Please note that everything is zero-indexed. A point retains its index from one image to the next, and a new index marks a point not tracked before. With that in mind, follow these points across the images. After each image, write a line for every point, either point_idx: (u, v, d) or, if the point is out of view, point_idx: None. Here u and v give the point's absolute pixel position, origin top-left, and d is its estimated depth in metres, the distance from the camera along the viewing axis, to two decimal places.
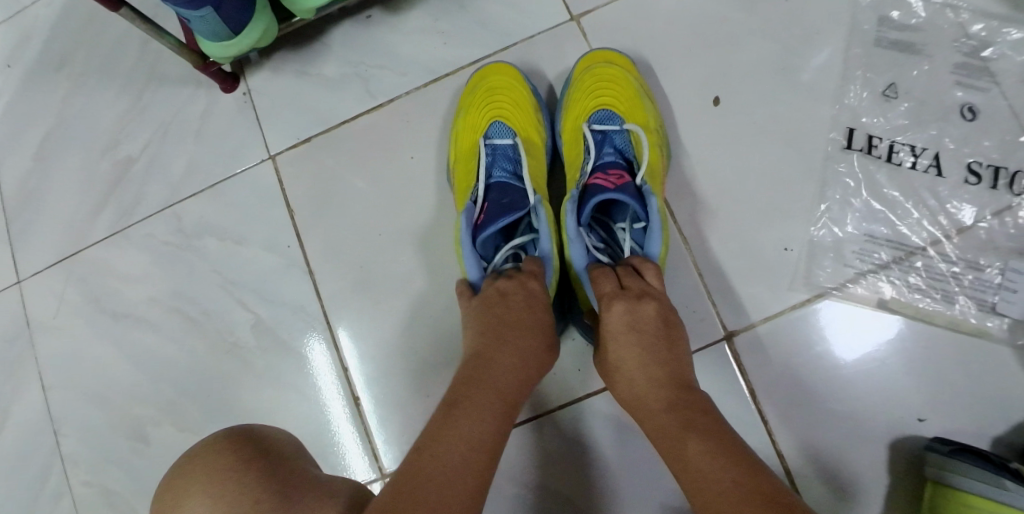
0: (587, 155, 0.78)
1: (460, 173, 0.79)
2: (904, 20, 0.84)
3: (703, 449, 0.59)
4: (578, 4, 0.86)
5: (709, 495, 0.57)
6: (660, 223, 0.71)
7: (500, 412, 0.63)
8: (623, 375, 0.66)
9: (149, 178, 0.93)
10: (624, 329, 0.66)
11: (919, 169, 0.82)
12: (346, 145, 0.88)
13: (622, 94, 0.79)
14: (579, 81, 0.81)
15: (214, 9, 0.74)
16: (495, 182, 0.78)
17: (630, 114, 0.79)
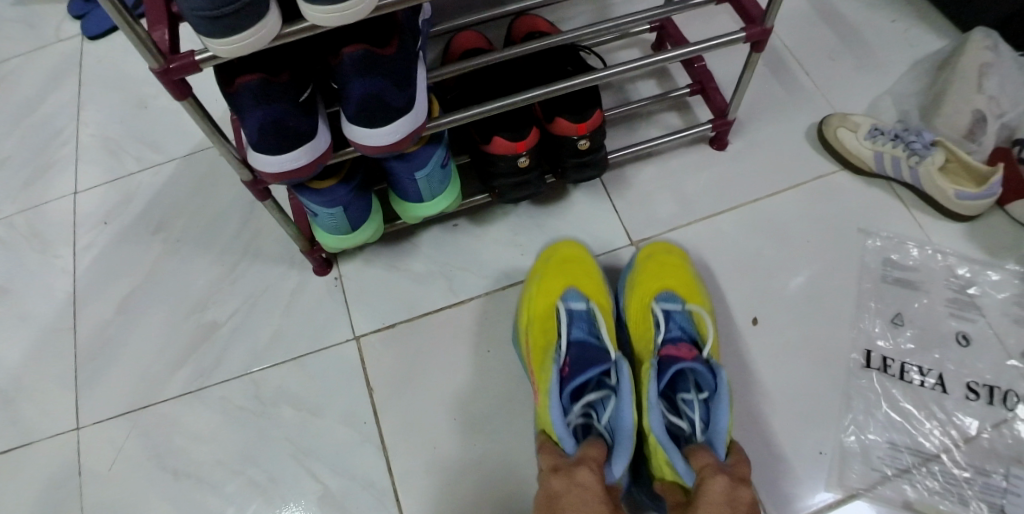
0: (656, 330, 0.89)
1: (540, 331, 0.89)
2: (902, 261, 1.02)
3: None
4: (637, 232, 1.03)
5: None
6: (726, 393, 0.79)
7: None
8: None
9: (232, 343, 1.00)
10: (721, 503, 0.70)
11: (927, 386, 0.95)
12: (427, 333, 0.98)
13: (682, 279, 0.94)
14: (643, 266, 0.95)
15: (343, 208, 0.88)
16: (574, 339, 0.88)
17: (690, 297, 0.92)
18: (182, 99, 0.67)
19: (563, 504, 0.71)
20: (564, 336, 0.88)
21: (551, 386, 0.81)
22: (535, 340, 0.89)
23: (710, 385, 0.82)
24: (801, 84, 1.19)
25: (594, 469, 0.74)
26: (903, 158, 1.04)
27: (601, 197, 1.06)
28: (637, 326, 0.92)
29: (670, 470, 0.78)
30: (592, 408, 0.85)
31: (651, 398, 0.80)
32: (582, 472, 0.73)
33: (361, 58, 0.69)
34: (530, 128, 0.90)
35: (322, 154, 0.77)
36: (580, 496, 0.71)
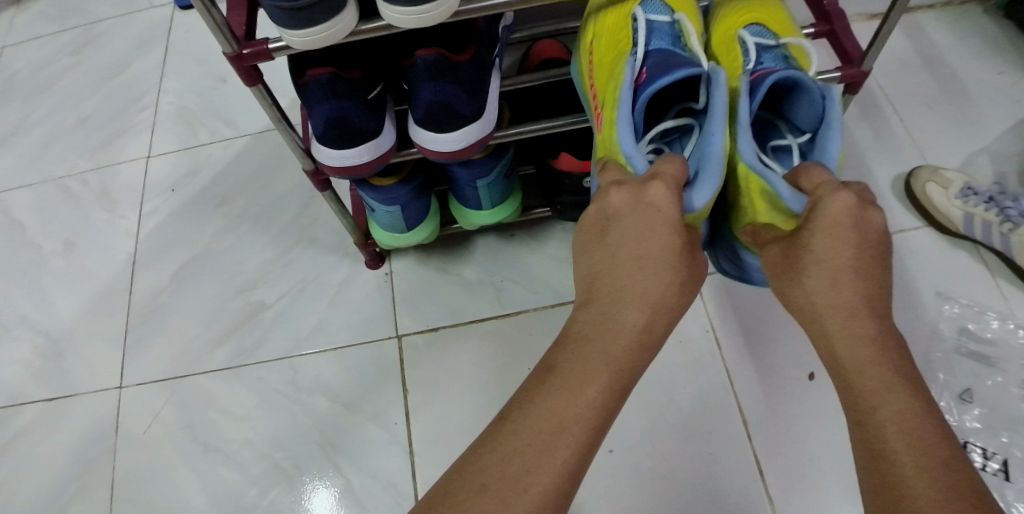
0: (746, 60, 0.71)
1: (609, 51, 0.72)
2: (981, 333, 0.95)
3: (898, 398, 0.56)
4: None
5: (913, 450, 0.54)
6: (838, 123, 0.64)
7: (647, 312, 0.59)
8: (818, 290, 0.59)
9: (276, 326, 1.02)
10: (843, 219, 0.58)
11: (989, 472, 0.88)
12: (469, 341, 0.97)
13: (771, 17, 0.75)
14: (730, 5, 0.76)
15: (401, 208, 0.87)
16: (653, 49, 0.70)
17: (783, 31, 0.75)
18: (252, 86, 0.67)
19: (620, 225, 0.61)
20: (639, 47, 0.70)
21: (618, 101, 0.66)
22: (604, 59, 0.73)
23: (814, 116, 0.66)
24: (893, 130, 1.12)
25: (670, 188, 0.60)
26: (995, 223, 0.97)
27: None
28: (720, 56, 0.74)
29: (769, 211, 0.62)
30: (666, 144, 0.71)
31: (741, 118, 0.64)
32: (666, 166, 0.61)
33: (434, 63, 0.67)
34: None
35: (382, 153, 0.76)
36: (651, 213, 0.60)
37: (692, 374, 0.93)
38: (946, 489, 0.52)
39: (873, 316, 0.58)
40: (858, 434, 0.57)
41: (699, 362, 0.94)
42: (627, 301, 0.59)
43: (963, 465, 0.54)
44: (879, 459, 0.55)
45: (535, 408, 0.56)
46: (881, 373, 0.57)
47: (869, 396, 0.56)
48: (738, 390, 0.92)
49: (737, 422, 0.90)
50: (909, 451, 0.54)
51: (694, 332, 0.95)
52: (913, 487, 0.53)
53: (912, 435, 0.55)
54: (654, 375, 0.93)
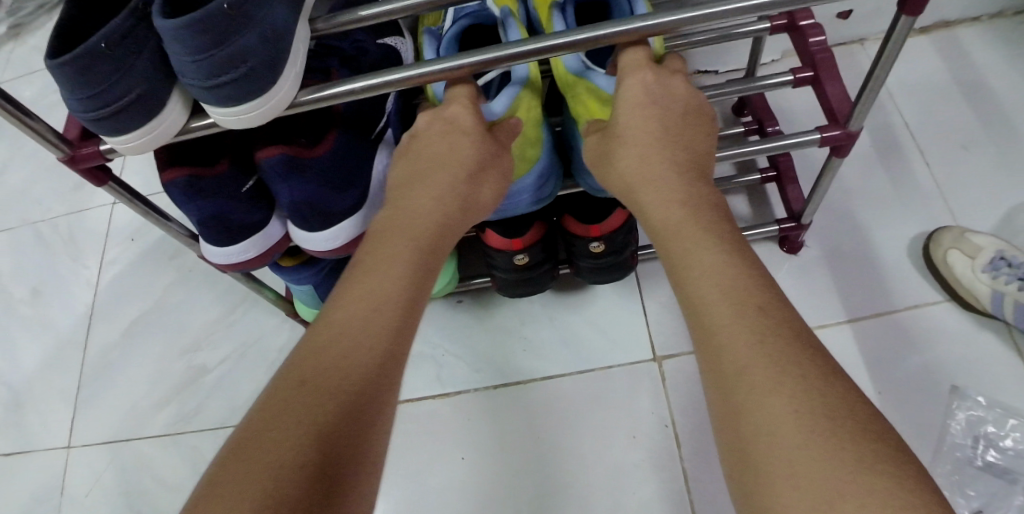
0: None
1: None
2: (1000, 441, 0.79)
3: (717, 257, 0.51)
4: (663, 345, 0.86)
5: (739, 337, 0.47)
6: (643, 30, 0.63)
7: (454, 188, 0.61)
8: (631, 151, 0.59)
9: (215, 391, 0.97)
10: (643, 95, 0.60)
11: None
12: (403, 424, 0.87)
13: None
14: None
15: (313, 286, 0.79)
16: None
17: None
18: (101, 185, 0.63)
19: (432, 137, 0.63)
20: None
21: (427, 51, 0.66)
22: None
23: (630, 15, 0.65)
24: (916, 180, 0.95)
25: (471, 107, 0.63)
26: None
27: (629, 295, 0.90)
28: None
29: (595, 105, 0.64)
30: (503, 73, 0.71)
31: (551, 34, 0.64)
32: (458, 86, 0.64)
33: (280, 163, 0.59)
34: (531, 224, 0.75)
35: (275, 242, 0.68)
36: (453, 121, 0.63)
37: (643, 475, 0.80)
38: (786, 381, 0.45)
39: (681, 177, 0.57)
40: (698, 340, 0.50)
41: (656, 461, 0.81)
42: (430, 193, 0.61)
43: (802, 347, 0.46)
44: (722, 366, 0.47)
45: (347, 303, 0.53)
46: (707, 259, 0.51)
47: (703, 292, 0.50)
48: (694, 495, 0.78)
49: None
50: (749, 341, 0.46)
51: (650, 427, 0.82)
52: (755, 385, 0.45)
53: (745, 327, 0.47)
54: (601, 470, 0.81)
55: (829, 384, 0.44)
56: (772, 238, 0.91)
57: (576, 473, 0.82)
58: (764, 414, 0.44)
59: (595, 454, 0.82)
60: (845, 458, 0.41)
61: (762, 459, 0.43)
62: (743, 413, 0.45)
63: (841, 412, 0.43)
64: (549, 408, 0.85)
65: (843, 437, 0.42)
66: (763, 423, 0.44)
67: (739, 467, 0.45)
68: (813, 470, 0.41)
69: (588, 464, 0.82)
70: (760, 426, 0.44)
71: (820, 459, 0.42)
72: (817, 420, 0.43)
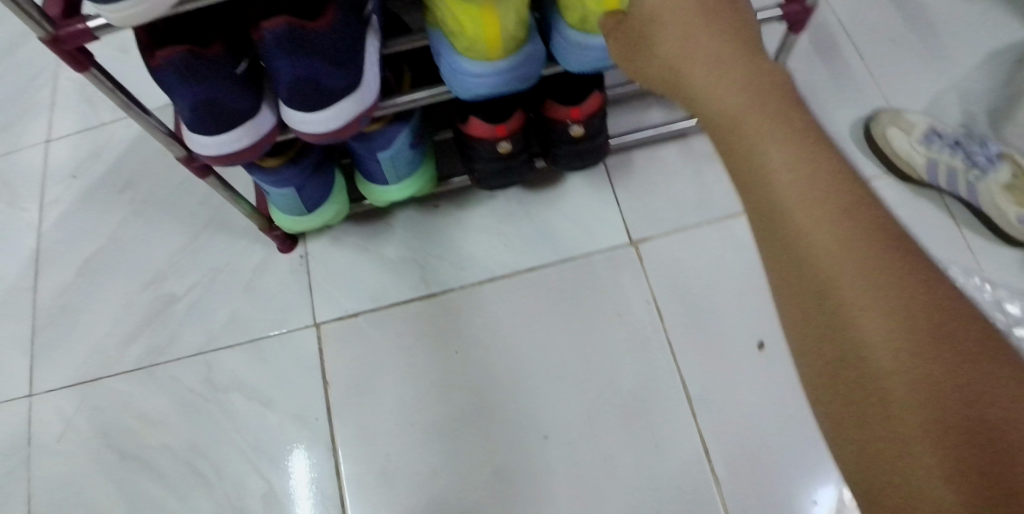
0: None
1: None
2: None
3: (790, 156, 0.39)
4: (637, 230, 0.89)
5: (830, 258, 0.37)
6: None
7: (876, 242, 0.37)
8: (681, 52, 0.47)
9: (188, 320, 0.94)
10: None
11: None
12: (393, 324, 0.88)
13: None
14: None
15: (296, 189, 0.77)
16: None
17: None
18: (83, 72, 0.59)
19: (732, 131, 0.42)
20: None
21: None
22: None
23: None
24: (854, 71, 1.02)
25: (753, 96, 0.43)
26: (962, 171, 0.89)
27: (602, 186, 0.92)
28: None
29: None
30: None
31: None
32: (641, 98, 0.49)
33: (286, 35, 0.57)
34: (512, 112, 0.77)
35: (267, 133, 0.66)
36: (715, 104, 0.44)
37: (630, 350, 0.85)
38: (882, 294, 0.36)
39: (731, 54, 0.44)
40: (770, 256, 0.40)
41: (640, 336, 0.85)
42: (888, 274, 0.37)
43: (906, 262, 0.37)
44: (798, 283, 0.39)
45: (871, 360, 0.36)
46: (774, 159, 0.39)
47: (773, 202, 0.39)
48: (681, 365, 0.84)
49: (681, 399, 0.83)
50: (831, 255, 0.37)
51: (633, 305, 0.86)
52: (842, 300, 0.37)
53: (832, 233, 0.37)
54: (593, 351, 0.85)
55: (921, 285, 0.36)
56: None
57: (569, 357, 0.85)
58: (851, 336, 0.37)
59: (583, 337, 0.86)
60: (948, 386, 0.35)
61: (841, 380, 0.37)
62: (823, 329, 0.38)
63: (942, 323, 0.36)
64: (536, 298, 0.87)
65: (943, 347, 0.35)
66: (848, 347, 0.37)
67: (836, 397, 0.38)
68: (930, 407, 0.35)
69: (577, 345, 0.85)
70: (851, 349, 0.37)
71: (922, 388, 0.35)
72: (913, 334, 0.36)
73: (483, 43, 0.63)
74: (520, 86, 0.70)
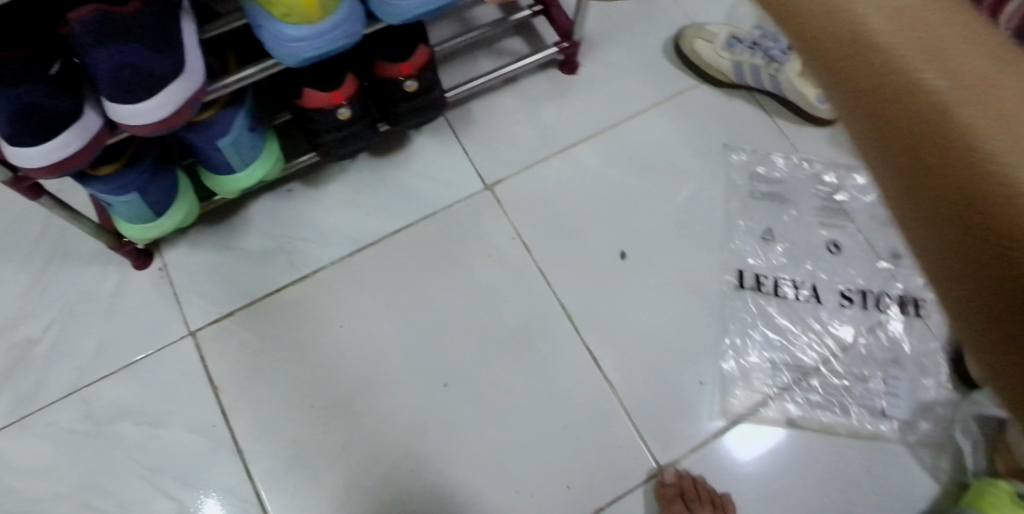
0: None
1: None
2: (770, 175, 0.98)
3: None
4: (491, 175, 0.93)
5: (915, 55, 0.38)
6: None
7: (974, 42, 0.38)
8: None
9: (52, 361, 0.87)
10: None
11: (801, 300, 0.93)
12: (271, 316, 0.88)
13: None
14: None
15: (139, 194, 0.75)
16: None
17: None
18: None
19: None
20: None
21: None
22: None
23: None
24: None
25: None
26: (764, 67, 0.97)
27: (449, 140, 0.95)
28: None
29: None
30: None
31: None
32: None
33: (95, 24, 0.58)
34: (344, 76, 0.78)
35: (96, 134, 0.63)
36: None
37: (507, 285, 0.89)
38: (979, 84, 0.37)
39: None
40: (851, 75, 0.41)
41: (513, 270, 0.90)
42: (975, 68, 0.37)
43: (1004, 64, 0.38)
44: (885, 92, 0.39)
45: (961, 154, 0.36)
46: None
47: (856, 18, 0.40)
48: (556, 287, 0.89)
49: (562, 318, 0.88)
50: (909, 58, 0.38)
51: (501, 244, 0.90)
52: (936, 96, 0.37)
53: (902, 36, 0.39)
54: (474, 295, 0.89)
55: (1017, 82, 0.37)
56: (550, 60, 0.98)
57: (453, 305, 0.88)
58: (926, 120, 0.37)
59: (462, 283, 0.89)
60: (1004, 159, 0.35)
61: (905, 174, 0.39)
62: (881, 121, 0.39)
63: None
64: (409, 257, 0.90)
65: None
66: (914, 139, 0.38)
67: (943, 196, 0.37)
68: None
69: (457, 292, 0.89)
70: (949, 140, 0.37)
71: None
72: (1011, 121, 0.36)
73: (298, 3, 0.65)
74: (347, 43, 0.71)
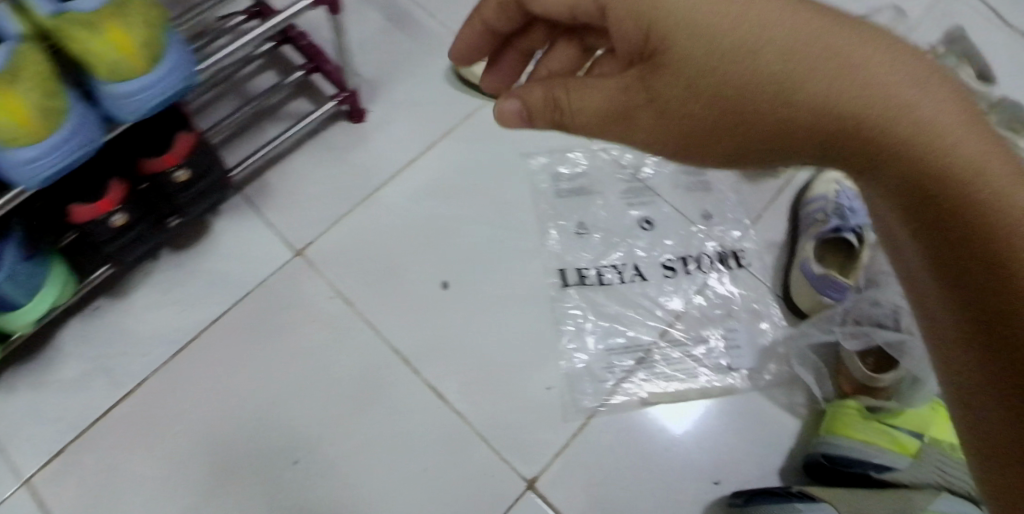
0: None
1: None
2: (571, 171, 1.01)
3: (823, 82, 0.49)
4: (299, 240, 0.94)
5: (950, 142, 0.45)
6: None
7: (958, 131, 0.46)
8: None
9: None
10: None
11: (626, 282, 0.96)
12: (105, 442, 0.84)
13: None
14: None
15: None
16: None
17: None
18: None
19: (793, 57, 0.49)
20: None
21: None
22: None
23: None
24: (418, 15, 1.10)
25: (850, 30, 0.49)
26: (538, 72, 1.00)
27: (251, 218, 0.95)
28: None
29: (91, 43, 0.63)
30: None
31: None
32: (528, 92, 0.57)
33: None
34: (108, 183, 0.77)
35: None
36: (739, 63, 0.50)
37: (337, 344, 0.89)
38: (992, 167, 0.44)
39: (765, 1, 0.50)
40: (892, 142, 0.47)
41: (340, 327, 0.90)
42: (984, 159, 0.44)
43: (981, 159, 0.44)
44: (916, 164, 0.46)
45: (991, 215, 0.42)
46: (878, 61, 0.48)
47: (903, 112, 0.47)
48: (385, 332, 0.90)
49: (397, 361, 0.89)
50: (945, 135, 0.46)
51: (322, 305, 0.90)
52: (960, 168, 0.44)
53: (937, 115, 0.47)
54: (305, 362, 0.88)
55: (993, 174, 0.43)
56: (333, 114, 1.00)
57: (288, 380, 0.87)
58: (954, 187, 0.44)
59: (291, 354, 0.88)
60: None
61: (935, 226, 0.44)
62: (913, 184, 0.46)
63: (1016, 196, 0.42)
64: (235, 342, 0.88)
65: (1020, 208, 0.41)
66: (940, 203, 0.44)
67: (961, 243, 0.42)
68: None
69: (288, 365, 0.88)
70: (973, 197, 0.43)
71: None
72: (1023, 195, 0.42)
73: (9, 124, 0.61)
74: (84, 152, 0.68)
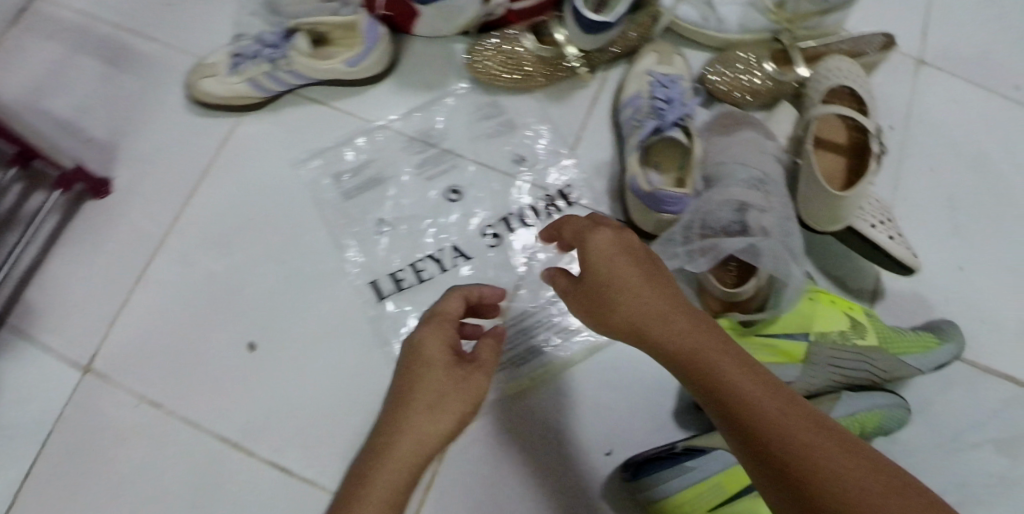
0: None
1: None
2: (349, 163, 0.87)
3: (684, 326, 0.56)
4: (81, 354, 0.82)
5: (760, 398, 0.52)
6: None
7: (799, 415, 0.51)
8: (620, 300, 0.58)
9: None
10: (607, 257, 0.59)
11: (449, 269, 0.84)
12: None
13: None
14: None
15: None
16: None
17: None
18: None
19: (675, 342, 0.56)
20: None
21: None
22: None
23: None
24: (131, 40, 0.93)
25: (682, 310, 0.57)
26: (273, 69, 0.84)
27: (20, 349, 0.83)
28: None
29: None
30: None
31: None
32: (432, 337, 0.72)
33: None
34: None
35: None
36: (664, 325, 0.57)
37: (156, 454, 0.79)
38: (818, 440, 0.50)
39: (657, 292, 0.58)
40: (717, 402, 0.54)
41: (155, 435, 0.80)
42: (803, 423, 0.51)
43: (846, 450, 0.50)
44: (764, 436, 0.51)
45: (827, 487, 0.48)
46: (725, 361, 0.54)
47: (722, 374, 0.54)
48: (202, 422, 0.80)
49: (224, 448, 0.79)
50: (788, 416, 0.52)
51: (127, 418, 0.80)
52: (804, 444, 0.50)
53: (774, 401, 0.52)
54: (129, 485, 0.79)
55: (840, 445, 0.50)
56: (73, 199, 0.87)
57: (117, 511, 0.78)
58: (801, 465, 0.49)
59: (112, 483, 0.79)
60: (856, 488, 0.47)
61: (777, 492, 0.50)
62: (784, 471, 0.49)
63: (874, 469, 0.49)
64: (49, 494, 0.78)
65: (873, 482, 0.48)
66: (790, 475, 0.49)
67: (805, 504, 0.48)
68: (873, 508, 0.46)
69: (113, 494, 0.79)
70: (836, 486, 0.47)
71: (880, 489, 0.47)
72: (873, 477, 0.48)
73: None
74: None
